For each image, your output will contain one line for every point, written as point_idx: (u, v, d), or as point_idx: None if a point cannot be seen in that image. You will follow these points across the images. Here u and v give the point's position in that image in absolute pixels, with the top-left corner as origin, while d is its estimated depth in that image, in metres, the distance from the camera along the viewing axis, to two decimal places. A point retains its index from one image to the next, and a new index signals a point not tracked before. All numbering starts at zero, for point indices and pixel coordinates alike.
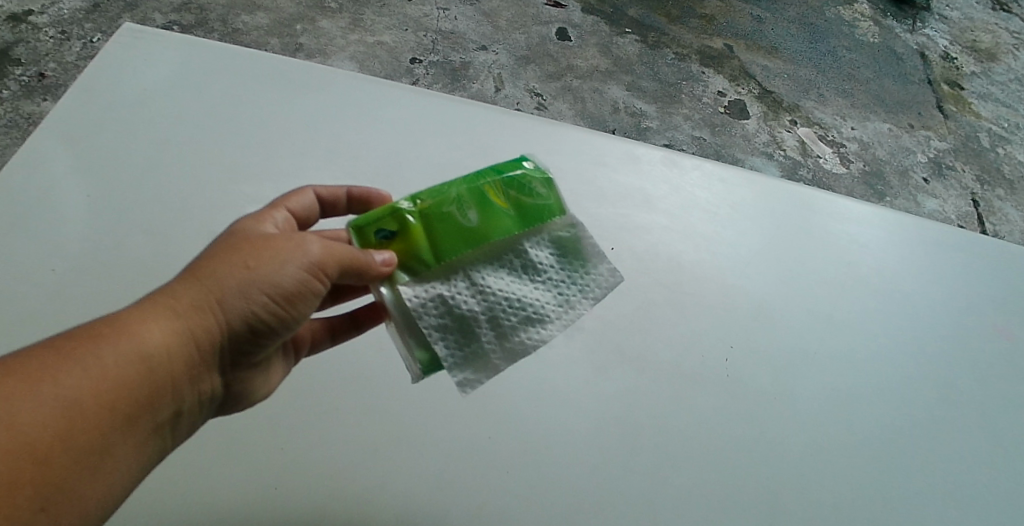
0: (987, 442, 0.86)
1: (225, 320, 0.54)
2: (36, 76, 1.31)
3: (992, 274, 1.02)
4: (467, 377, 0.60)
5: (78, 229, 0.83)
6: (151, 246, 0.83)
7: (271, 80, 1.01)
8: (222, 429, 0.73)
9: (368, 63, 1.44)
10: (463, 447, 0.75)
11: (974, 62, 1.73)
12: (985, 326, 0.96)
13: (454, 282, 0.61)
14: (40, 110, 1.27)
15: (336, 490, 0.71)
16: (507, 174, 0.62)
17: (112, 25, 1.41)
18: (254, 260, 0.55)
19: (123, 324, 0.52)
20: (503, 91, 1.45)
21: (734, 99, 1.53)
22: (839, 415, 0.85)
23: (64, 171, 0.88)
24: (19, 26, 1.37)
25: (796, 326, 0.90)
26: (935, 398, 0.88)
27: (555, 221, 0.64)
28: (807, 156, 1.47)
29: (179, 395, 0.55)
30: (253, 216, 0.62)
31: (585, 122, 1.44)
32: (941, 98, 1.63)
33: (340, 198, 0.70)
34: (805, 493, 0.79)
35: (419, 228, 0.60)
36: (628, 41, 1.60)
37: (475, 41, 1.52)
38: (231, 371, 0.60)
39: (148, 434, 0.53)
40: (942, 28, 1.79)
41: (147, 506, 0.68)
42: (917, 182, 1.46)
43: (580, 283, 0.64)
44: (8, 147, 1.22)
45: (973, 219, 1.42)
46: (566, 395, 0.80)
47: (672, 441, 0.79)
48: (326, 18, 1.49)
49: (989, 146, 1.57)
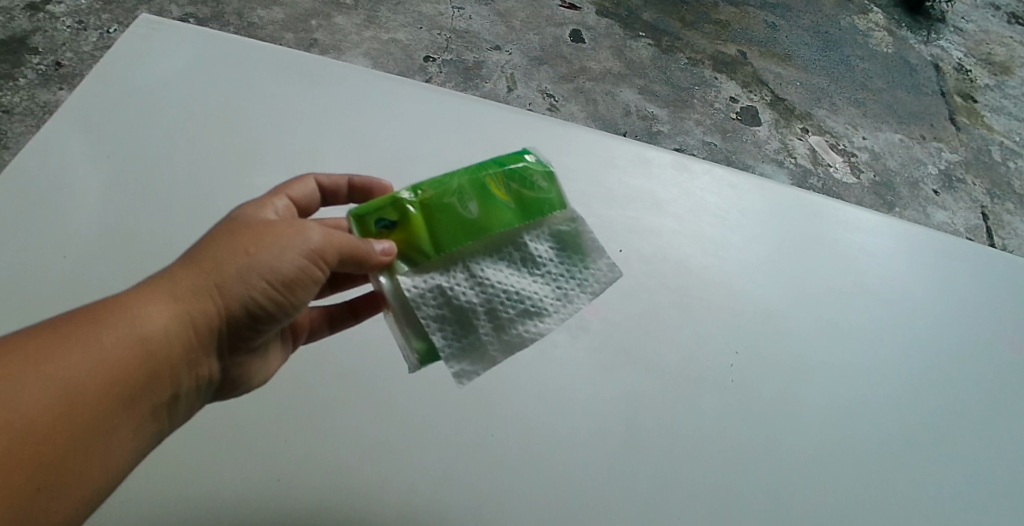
0: (989, 455, 0.86)
1: (223, 305, 0.55)
2: (53, 65, 1.33)
3: (999, 288, 1.01)
4: (464, 369, 0.61)
5: (94, 216, 0.85)
6: (165, 234, 0.84)
7: (286, 74, 1.02)
8: (223, 417, 0.74)
9: (382, 60, 1.45)
10: (464, 443, 0.76)
11: (987, 75, 1.72)
12: (991, 340, 0.96)
13: (453, 274, 0.61)
14: (56, 98, 1.29)
15: (336, 483, 0.72)
16: (508, 167, 0.63)
17: (128, 17, 1.43)
18: (254, 246, 0.56)
19: (123, 307, 0.53)
20: (515, 91, 1.46)
21: (746, 105, 1.53)
22: (842, 424, 0.85)
23: (80, 159, 0.89)
24: (37, 15, 1.39)
25: (802, 333, 0.90)
26: (940, 411, 0.88)
27: (556, 214, 0.65)
28: (818, 164, 1.47)
29: (177, 379, 0.56)
30: (254, 202, 0.62)
31: (596, 124, 1.45)
32: (954, 111, 1.63)
33: (342, 187, 0.71)
34: (805, 501, 0.79)
35: (420, 219, 0.60)
36: (641, 44, 1.60)
37: (489, 41, 1.53)
38: (229, 355, 0.60)
39: (145, 417, 0.54)
40: (956, 40, 1.78)
41: (147, 493, 0.69)
42: (927, 194, 1.46)
43: (579, 277, 0.65)
44: (23, 133, 1.24)
45: (982, 232, 1.42)
46: (569, 394, 0.80)
47: (676, 446, 0.79)
48: (341, 14, 1.50)
49: (1000, 159, 1.56)
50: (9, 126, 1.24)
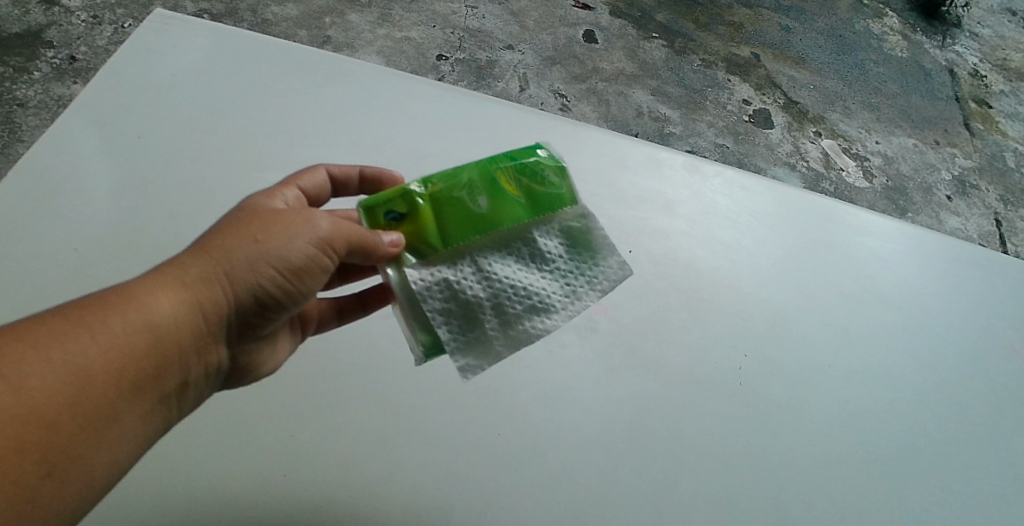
0: (998, 463, 0.85)
1: (232, 292, 0.56)
2: (68, 59, 1.35)
3: (1012, 295, 1.00)
4: (469, 363, 0.61)
5: (106, 209, 0.86)
6: (176, 228, 0.85)
7: (299, 71, 1.02)
8: (231, 409, 0.74)
9: (395, 58, 1.45)
10: (469, 441, 0.76)
11: (1002, 81, 1.71)
12: (1002, 347, 0.95)
13: (461, 267, 0.62)
14: (70, 92, 1.31)
15: (341, 480, 0.72)
16: (520, 161, 0.63)
17: (143, 12, 1.45)
18: (263, 234, 0.56)
19: (132, 294, 0.54)
20: (527, 91, 1.46)
21: (759, 108, 1.53)
22: (851, 430, 0.84)
23: (94, 153, 0.90)
24: (53, 9, 1.41)
25: (811, 339, 0.90)
26: (950, 417, 0.87)
27: (567, 210, 0.65)
28: (830, 168, 1.46)
29: (186, 366, 0.56)
30: (264, 192, 0.63)
31: (608, 124, 1.45)
32: (968, 116, 1.61)
33: (352, 178, 0.72)
34: (810, 506, 0.78)
35: (428, 212, 0.61)
36: (655, 45, 1.60)
37: (502, 40, 1.53)
38: (238, 343, 0.61)
39: (154, 404, 0.55)
40: (972, 45, 1.76)
41: (154, 487, 0.70)
42: (940, 199, 1.45)
43: (589, 275, 0.65)
44: (37, 127, 1.26)
45: (995, 239, 1.40)
46: (576, 394, 0.80)
47: (682, 448, 0.79)
48: (355, 12, 1.51)
49: (1014, 165, 1.55)
50: (24, 119, 1.26)
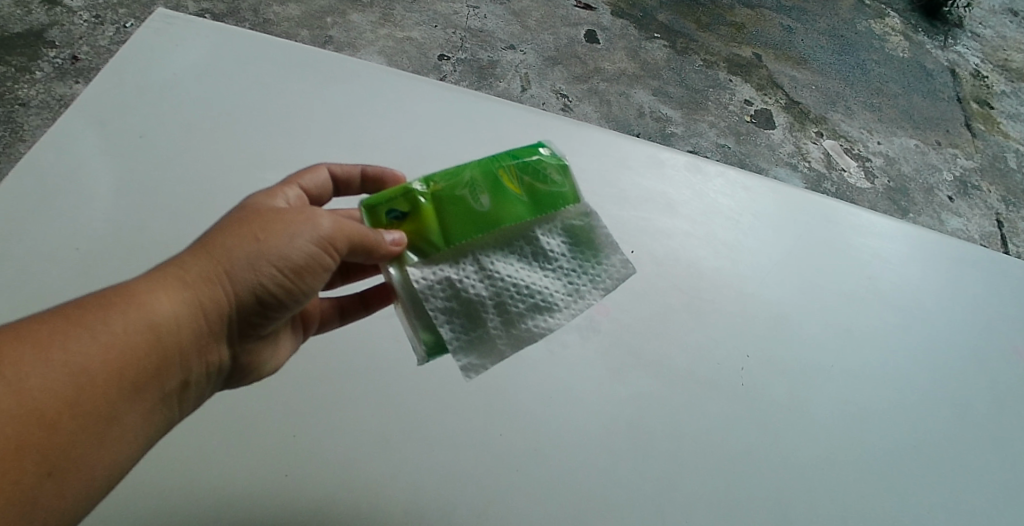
0: (1000, 463, 0.85)
1: (233, 291, 0.56)
2: (70, 59, 1.35)
3: (1014, 296, 1.00)
4: (471, 362, 0.61)
5: (107, 209, 0.86)
6: (177, 228, 0.85)
7: (301, 71, 1.02)
8: (232, 409, 0.74)
9: (396, 58, 1.45)
10: (471, 440, 0.76)
11: (1004, 82, 1.70)
12: (1004, 348, 0.95)
13: (463, 266, 0.62)
14: (72, 92, 1.31)
15: (343, 479, 0.72)
16: (522, 159, 0.63)
17: (145, 12, 1.45)
18: (264, 232, 0.56)
19: (133, 293, 0.54)
20: (529, 91, 1.46)
21: (760, 108, 1.52)
22: (852, 430, 0.84)
23: (96, 153, 0.90)
24: (55, 9, 1.41)
25: (813, 339, 0.90)
26: (952, 418, 0.87)
27: (569, 209, 0.65)
28: (832, 169, 1.46)
29: (187, 365, 0.56)
30: (265, 191, 0.63)
31: (609, 124, 1.45)
32: (970, 116, 1.61)
33: (354, 177, 0.72)
34: (811, 507, 0.78)
35: (430, 210, 0.61)
36: (656, 45, 1.60)
37: (504, 41, 1.53)
38: (239, 342, 0.61)
39: (155, 403, 0.55)
40: (973, 46, 1.76)
41: (155, 486, 0.70)
42: (942, 200, 1.45)
43: (591, 273, 0.65)
44: (39, 127, 1.26)
45: (996, 240, 1.40)
46: (577, 394, 0.80)
47: (683, 448, 0.79)
48: (356, 12, 1.51)
49: (1016, 166, 1.54)
50: (26, 119, 1.26)
